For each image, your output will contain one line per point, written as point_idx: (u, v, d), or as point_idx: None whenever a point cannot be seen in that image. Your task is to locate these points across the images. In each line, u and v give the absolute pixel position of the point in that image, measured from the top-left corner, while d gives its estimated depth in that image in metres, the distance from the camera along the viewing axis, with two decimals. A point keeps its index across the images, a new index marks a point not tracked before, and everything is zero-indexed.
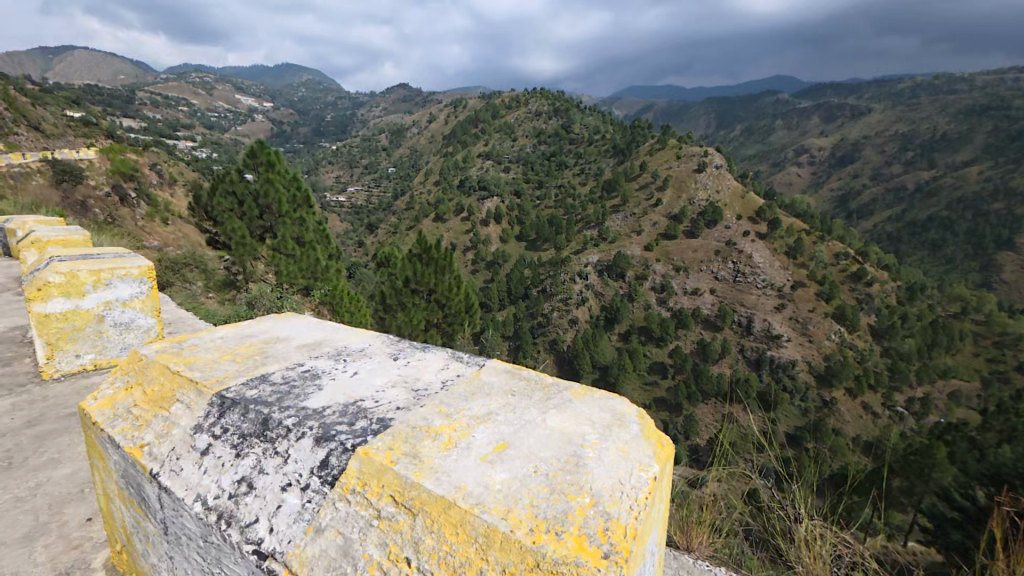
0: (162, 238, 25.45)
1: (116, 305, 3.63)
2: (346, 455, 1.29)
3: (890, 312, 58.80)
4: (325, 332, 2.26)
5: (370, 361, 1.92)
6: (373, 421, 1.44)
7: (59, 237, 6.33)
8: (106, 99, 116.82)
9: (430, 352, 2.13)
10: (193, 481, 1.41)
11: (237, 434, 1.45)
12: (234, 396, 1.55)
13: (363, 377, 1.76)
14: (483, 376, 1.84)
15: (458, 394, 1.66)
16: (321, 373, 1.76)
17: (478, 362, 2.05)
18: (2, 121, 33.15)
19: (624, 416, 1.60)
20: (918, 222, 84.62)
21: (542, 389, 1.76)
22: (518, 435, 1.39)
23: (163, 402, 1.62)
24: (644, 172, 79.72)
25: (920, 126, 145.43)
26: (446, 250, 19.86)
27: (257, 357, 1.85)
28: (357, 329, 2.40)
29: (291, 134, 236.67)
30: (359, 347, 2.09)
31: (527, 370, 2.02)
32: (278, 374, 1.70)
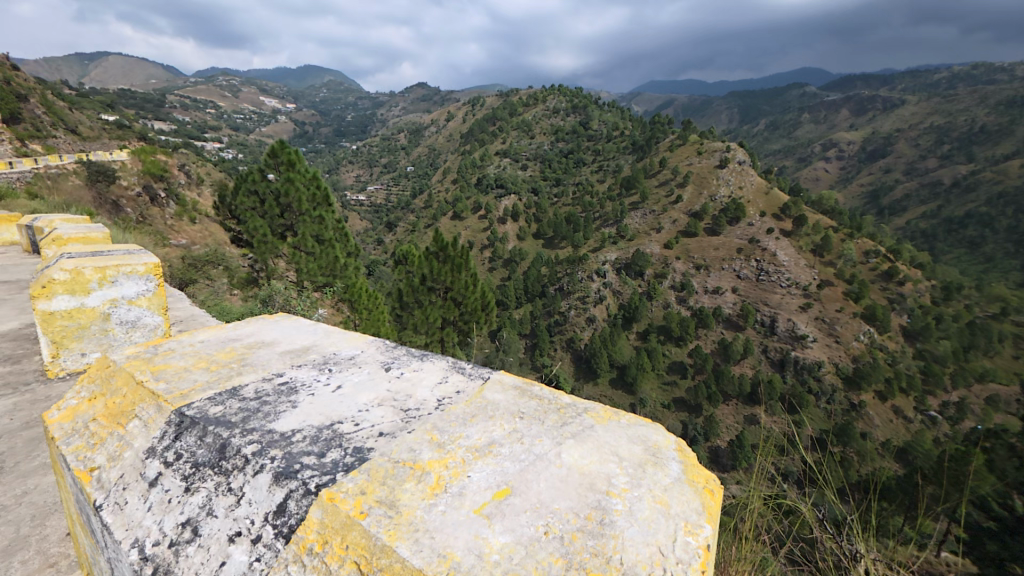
0: (190, 237, 26.25)
1: (122, 302, 3.55)
2: (310, 494, 1.12)
3: (924, 312, 56.52)
4: (314, 338, 2.11)
5: (358, 373, 1.78)
6: (349, 451, 1.27)
7: (80, 234, 6.41)
8: (139, 103, 120.87)
9: (429, 362, 1.96)
10: (136, 512, 1.26)
11: (191, 463, 1.30)
12: (211, 406, 1.47)
13: (347, 391, 1.63)
14: (486, 395, 1.67)
15: (454, 417, 1.49)
16: (299, 385, 1.64)
17: (485, 374, 1.89)
18: (41, 124, 34.20)
19: (660, 451, 1.43)
20: (955, 218, 81.41)
21: (556, 412, 1.59)
22: (519, 475, 1.23)
23: (120, 420, 1.50)
24: (664, 168, 78.49)
25: (958, 118, 139.24)
26: (463, 248, 19.56)
27: (238, 368, 1.75)
28: (352, 335, 2.27)
29: (312, 133, 240.56)
30: (356, 358, 1.92)
31: (537, 385, 1.86)
32: (252, 384, 1.62)
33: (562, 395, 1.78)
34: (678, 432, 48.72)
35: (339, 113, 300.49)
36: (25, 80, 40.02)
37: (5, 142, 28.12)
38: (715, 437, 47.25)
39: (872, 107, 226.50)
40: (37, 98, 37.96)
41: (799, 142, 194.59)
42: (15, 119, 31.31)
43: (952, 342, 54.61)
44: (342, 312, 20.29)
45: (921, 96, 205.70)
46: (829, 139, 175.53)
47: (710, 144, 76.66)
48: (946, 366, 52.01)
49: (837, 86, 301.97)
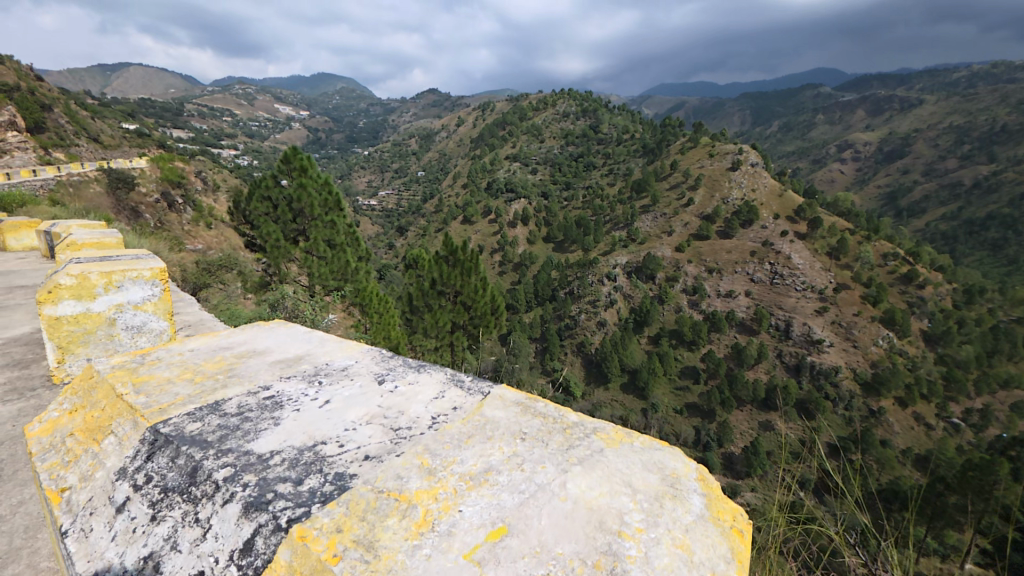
0: (206, 243, 26.77)
1: (127, 307, 3.51)
2: (283, 526, 1.06)
3: (945, 317, 55.04)
4: (310, 348, 2.11)
5: (349, 388, 1.74)
6: (330, 479, 1.21)
7: (94, 240, 6.49)
8: (157, 112, 123.69)
9: (426, 374, 1.92)
10: (104, 541, 1.22)
11: (161, 486, 1.26)
12: (194, 424, 1.44)
13: (336, 406, 1.61)
14: (485, 412, 1.61)
15: (447, 437, 1.43)
16: (286, 400, 1.62)
17: (487, 387, 1.83)
18: (63, 134, 35.10)
19: (680, 480, 1.37)
20: (976, 220, 79.45)
21: (562, 432, 1.53)
22: (516, 511, 1.16)
23: (97, 436, 1.49)
24: (675, 171, 78.01)
25: (979, 117, 136.24)
26: (473, 251, 19.26)
27: (227, 382, 1.72)
28: (348, 343, 2.27)
29: (325, 140, 243.97)
30: (352, 373, 1.88)
31: (542, 401, 1.79)
32: (236, 399, 1.59)
33: (570, 411, 1.74)
34: (691, 438, 48.12)
35: (351, 119, 302.44)
36: (49, 91, 41.15)
37: (30, 151, 28.85)
38: (729, 444, 46.55)
39: (890, 108, 222.39)
40: (60, 108, 39.00)
41: (814, 143, 192.11)
42: (39, 128, 32.14)
43: (975, 348, 53.21)
44: (353, 316, 20.48)
45: (940, 94, 201.67)
46: (844, 140, 173.06)
47: (722, 146, 76.10)
48: (969, 372, 50.61)
49: (851, 87, 301.65)
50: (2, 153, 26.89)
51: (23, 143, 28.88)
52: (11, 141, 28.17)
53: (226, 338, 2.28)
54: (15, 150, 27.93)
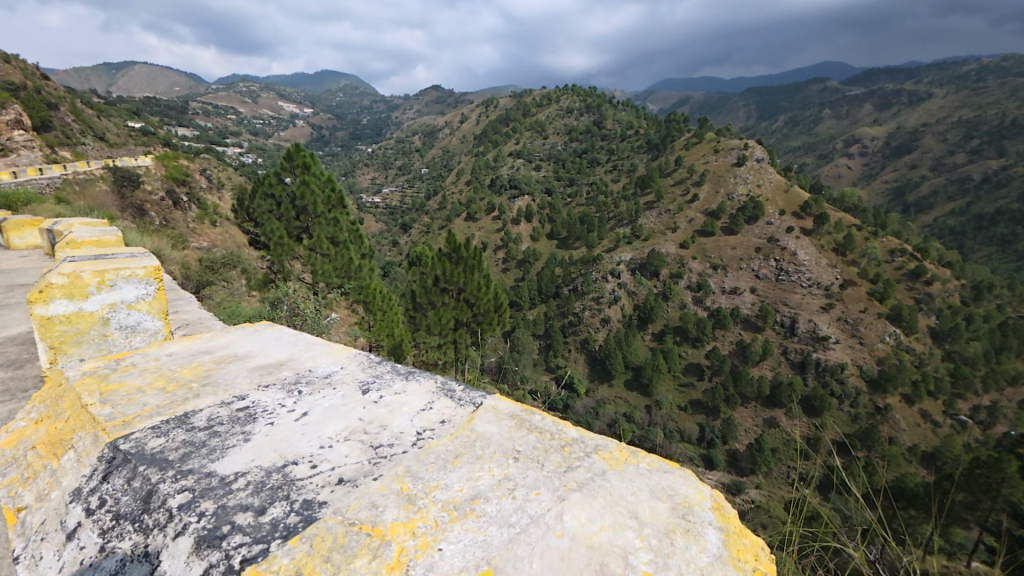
0: (211, 240, 26.87)
1: (121, 307, 3.43)
2: (234, 567, 1.03)
3: (953, 313, 54.60)
4: (294, 361, 2.15)
5: (328, 401, 1.80)
6: (294, 507, 1.21)
7: (93, 238, 6.44)
8: (163, 110, 124.13)
9: (412, 386, 1.97)
10: (54, 570, 1.21)
11: (113, 514, 1.26)
12: (184, 438, 1.49)
13: (310, 421, 1.66)
14: (476, 426, 1.65)
15: (426, 458, 1.46)
16: (262, 410, 1.70)
17: (479, 398, 1.91)
18: (70, 132, 35.25)
19: (693, 510, 1.34)
20: (985, 214, 78.69)
21: (559, 450, 1.55)
22: (504, 550, 1.14)
23: (58, 451, 1.51)
24: (679, 167, 77.55)
25: (988, 111, 134.93)
26: (475, 248, 19.02)
27: (202, 395, 1.79)
28: (335, 350, 2.37)
29: (329, 138, 244.64)
30: (339, 387, 1.95)
31: (538, 412, 1.84)
32: (214, 413, 1.65)
33: (568, 427, 1.76)
34: (695, 435, 48.15)
35: (354, 116, 301.60)
36: (55, 89, 41.39)
37: (36, 150, 28.92)
38: (734, 441, 46.55)
39: (898, 102, 220.13)
40: (66, 106, 39.16)
41: (819, 138, 190.86)
42: (47, 127, 32.31)
43: (983, 344, 52.77)
44: (357, 313, 20.61)
45: (949, 87, 199.59)
46: (851, 134, 171.88)
47: (728, 142, 75.79)
48: (977, 369, 50.27)
49: (857, 82, 300.70)
50: (7, 152, 26.92)
51: (30, 142, 28.91)
52: (17, 140, 28.23)
53: (215, 347, 2.34)
54: (21, 149, 28.02)
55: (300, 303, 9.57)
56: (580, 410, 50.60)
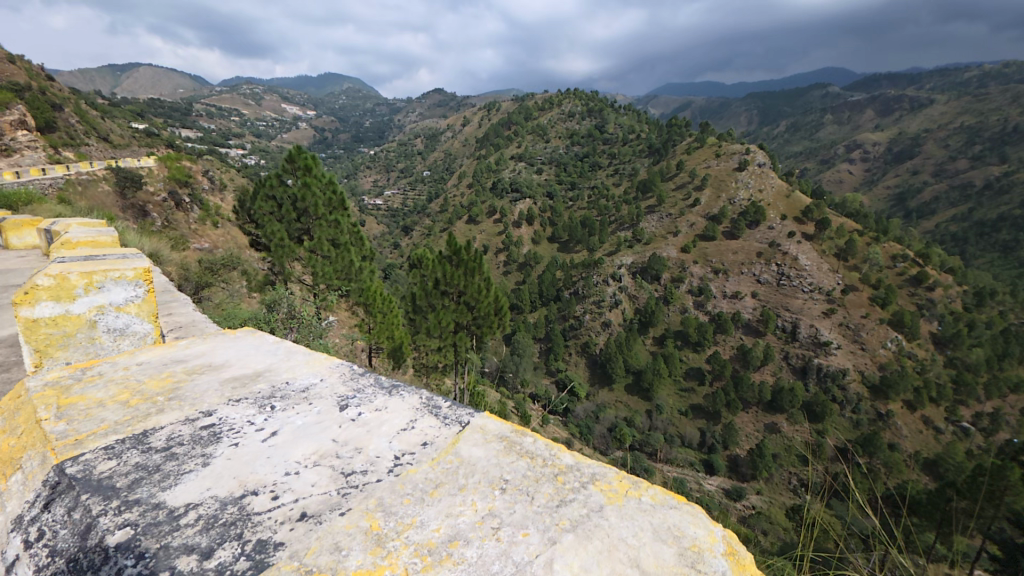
0: (212, 241, 26.88)
1: (109, 309, 3.35)
2: None
3: (955, 319, 54.49)
4: (275, 381, 2.15)
5: (305, 423, 1.80)
6: (251, 551, 1.18)
7: (89, 238, 6.37)
8: (166, 112, 124.48)
9: (394, 408, 1.96)
10: None
11: (57, 552, 1.21)
12: (150, 466, 1.50)
13: (281, 445, 1.67)
14: (461, 451, 1.66)
15: (400, 489, 1.44)
16: (228, 431, 1.71)
17: (467, 417, 1.94)
18: (74, 133, 35.29)
19: (697, 553, 1.31)
20: (987, 220, 78.67)
21: (545, 482, 1.53)
22: None
23: (9, 476, 1.46)
24: (681, 171, 77.81)
25: (990, 118, 135.06)
26: (476, 252, 18.73)
27: (169, 414, 1.81)
28: (318, 367, 2.38)
29: (332, 140, 245.80)
30: (319, 408, 1.98)
31: (529, 435, 1.85)
32: (186, 435, 1.67)
33: (559, 450, 1.78)
34: (696, 440, 48.08)
35: (357, 118, 302.01)
36: (60, 91, 41.64)
37: (39, 150, 28.94)
38: (735, 446, 46.49)
39: (900, 108, 220.23)
40: (70, 108, 39.25)
41: (821, 143, 191.23)
42: (51, 128, 32.39)
43: (984, 351, 52.68)
44: (357, 315, 20.75)
45: (950, 94, 200.11)
46: (853, 139, 172.49)
47: (729, 147, 76.06)
48: (979, 376, 50.15)
49: (860, 87, 302.26)
50: (11, 153, 26.97)
51: (33, 142, 28.91)
52: (21, 140, 28.24)
53: (196, 367, 2.39)
54: (24, 149, 28.06)
55: (299, 306, 8.85)
56: (580, 414, 50.47)
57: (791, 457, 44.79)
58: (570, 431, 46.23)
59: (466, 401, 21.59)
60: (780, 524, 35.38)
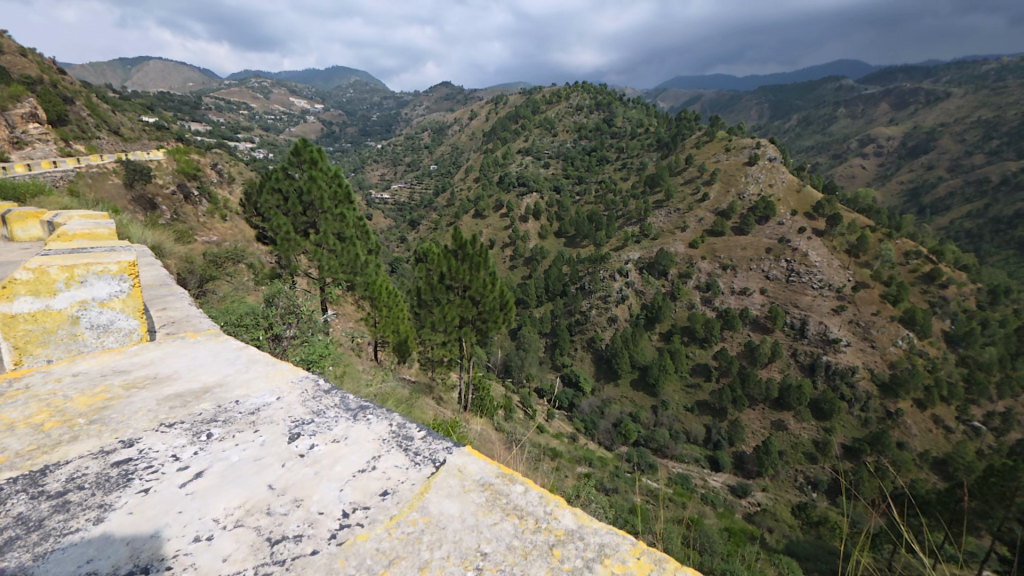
0: (221, 234, 27.03)
1: (93, 305, 3.19)
2: None
3: (968, 317, 53.61)
4: (224, 412, 2.06)
5: (246, 471, 1.67)
6: None
7: (86, 231, 6.19)
8: (175, 105, 124.69)
9: (359, 438, 1.90)
10: None
11: None
12: (42, 520, 1.36)
13: (202, 494, 1.54)
14: (429, 505, 1.52)
15: (337, 560, 1.27)
16: (146, 471, 1.63)
17: (443, 454, 1.81)
18: (85, 126, 35.39)
19: None
20: (1003, 217, 77.42)
21: (523, 555, 1.36)
22: None
23: None
24: (690, 165, 77.08)
25: (1007, 113, 132.89)
26: (482, 245, 18.31)
27: (86, 445, 1.76)
28: (282, 389, 2.34)
29: (340, 133, 246.23)
30: (267, 439, 1.86)
31: (520, 482, 1.72)
32: (102, 477, 1.56)
33: (546, 497, 1.67)
34: (702, 436, 48.10)
35: (365, 112, 302.02)
36: (71, 84, 41.90)
37: (50, 142, 28.95)
38: (740, 443, 46.48)
39: (916, 101, 216.52)
40: (82, 101, 39.46)
41: (834, 138, 188.83)
42: (62, 121, 32.56)
43: (998, 350, 52.02)
44: (361, 310, 20.76)
45: (968, 88, 196.27)
46: (865, 134, 171.15)
47: (739, 141, 75.10)
48: (991, 375, 49.60)
49: (873, 81, 300.97)
50: (23, 146, 27.07)
51: (45, 135, 29.02)
52: (32, 133, 28.33)
53: (139, 385, 2.38)
54: (36, 142, 28.13)
55: (300, 300, 8.02)
56: (585, 409, 50.56)
57: (798, 454, 44.75)
58: (575, 426, 46.52)
59: (470, 395, 21.50)
60: (785, 521, 35.60)
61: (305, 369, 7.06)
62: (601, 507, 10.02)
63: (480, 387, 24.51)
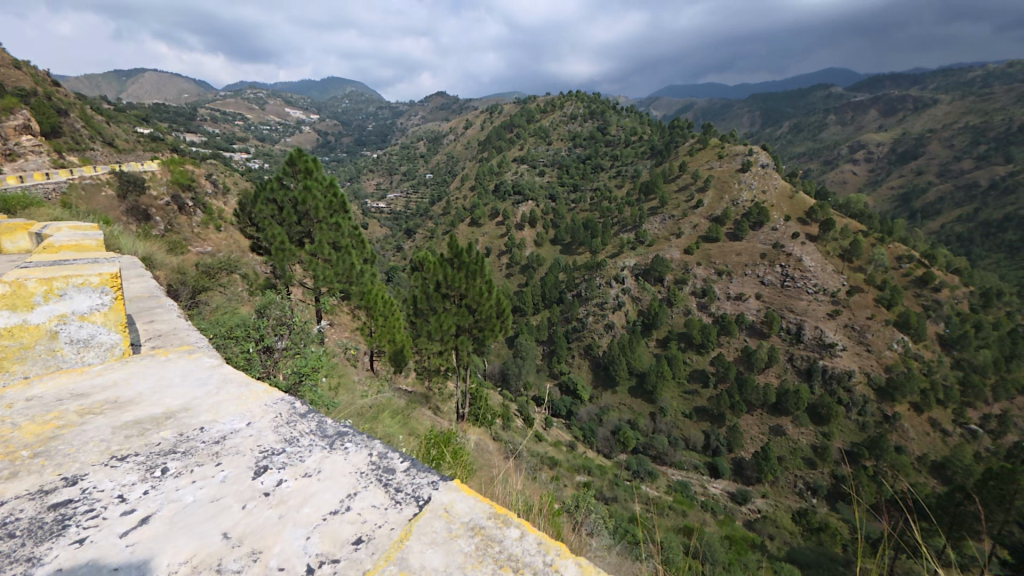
0: (215, 245, 26.87)
1: (73, 318, 3.07)
2: None
3: (962, 320, 53.96)
4: (186, 440, 1.95)
5: (199, 519, 1.51)
6: None
7: (73, 242, 6.05)
8: (171, 116, 124.75)
9: (332, 472, 1.77)
10: None
11: None
12: None
13: (146, 547, 1.37)
14: (406, 560, 1.36)
15: None
16: (79, 518, 1.43)
17: (428, 491, 1.69)
18: (79, 138, 35.27)
19: None
20: (993, 220, 78.24)
21: None
22: None
23: None
24: (684, 173, 77.62)
25: (994, 119, 134.67)
26: (479, 254, 18.19)
27: (25, 483, 1.59)
28: (253, 413, 2.23)
29: (336, 143, 246.42)
30: (229, 473, 1.74)
31: (516, 527, 1.61)
32: (35, 522, 1.40)
33: (536, 540, 1.56)
34: (701, 443, 47.89)
35: (360, 122, 302.41)
36: (66, 96, 41.80)
37: (43, 155, 28.74)
38: (739, 448, 46.41)
39: (903, 108, 219.65)
40: (76, 113, 39.40)
41: (824, 144, 190.73)
42: (56, 133, 32.42)
43: (992, 352, 52.37)
44: (357, 320, 20.64)
45: (957, 94, 198.92)
46: (856, 140, 172.03)
47: (731, 148, 75.80)
48: (986, 377, 49.87)
49: (864, 87, 301.93)
50: (16, 157, 26.88)
51: (38, 147, 28.85)
52: (26, 145, 28.18)
53: (97, 410, 2.22)
54: (29, 154, 27.93)
55: (293, 311, 7.78)
56: (583, 417, 50.38)
57: (797, 459, 44.60)
58: (573, 435, 46.22)
59: (468, 404, 21.19)
60: (785, 527, 35.46)
61: (297, 381, 6.75)
62: (602, 517, 9.88)
63: (478, 396, 24.27)
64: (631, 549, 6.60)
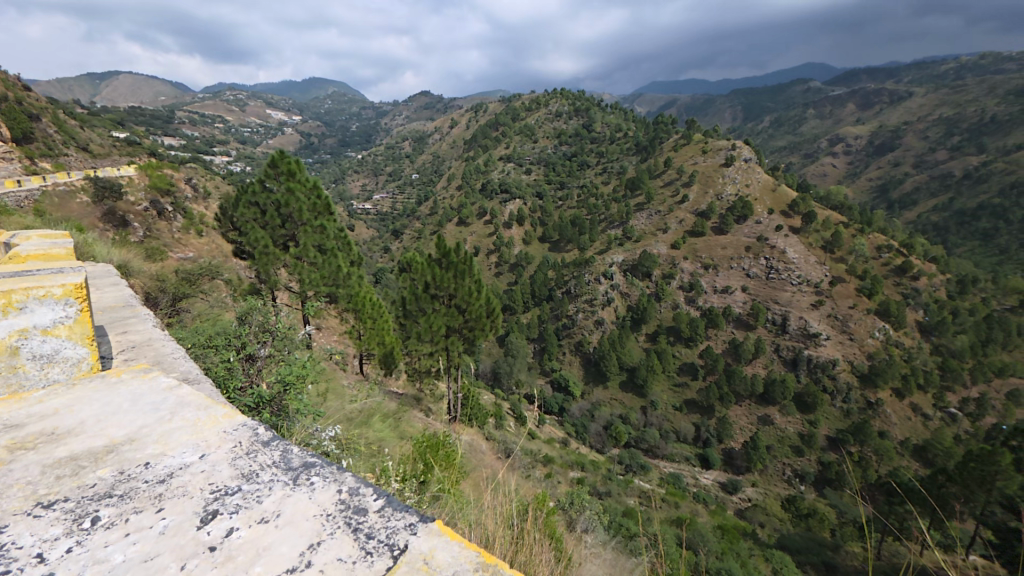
0: (196, 250, 26.29)
1: (34, 334, 2.88)
2: None
3: (940, 307, 55.31)
4: (126, 482, 1.77)
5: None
6: None
7: (41, 251, 5.78)
8: (149, 120, 122.33)
9: (283, 514, 1.65)
10: None
11: None
12: None
13: None
14: None
15: None
16: None
17: (403, 538, 1.60)
18: (52, 143, 34.13)
19: None
20: (967, 210, 80.37)
21: None
22: None
23: None
24: (668, 168, 78.18)
25: (966, 110, 138.05)
26: (467, 254, 18.06)
27: None
28: (207, 443, 2.08)
29: (319, 144, 243.87)
30: (172, 522, 1.61)
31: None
32: None
33: None
34: (691, 435, 48.42)
35: (343, 124, 300.62)
36: (37, 101, 40.63)
37: (15, 161, 27.82)
38: (729, 439, 46.95)
39: (879, 102, 224.20)
40: (48, 117, 38.27)
41: (804, 138, 194.09)
42: (28, 139, 31.37)
43: (969, 337, 53.84)
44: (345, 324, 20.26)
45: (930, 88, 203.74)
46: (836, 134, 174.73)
47: (715, 144, 76.62)
48: (963, 362, 51.30)
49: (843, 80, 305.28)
50: None
51: (9, 153, 27.93)
52: None
53: (29, 445, 2.06)
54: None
55: (274, 317, 7.44)
56: (575, 412, 50.60)
57: (785, 447, 45.36)
58: (565, 431, 46.32)
59: (459, 405, 21.03)
60: (775, 515, 36.00)
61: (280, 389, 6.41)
62: (595, 513, 9.80)
63: (469, 396, 24.12)
64: (627, 543, 6.57)
